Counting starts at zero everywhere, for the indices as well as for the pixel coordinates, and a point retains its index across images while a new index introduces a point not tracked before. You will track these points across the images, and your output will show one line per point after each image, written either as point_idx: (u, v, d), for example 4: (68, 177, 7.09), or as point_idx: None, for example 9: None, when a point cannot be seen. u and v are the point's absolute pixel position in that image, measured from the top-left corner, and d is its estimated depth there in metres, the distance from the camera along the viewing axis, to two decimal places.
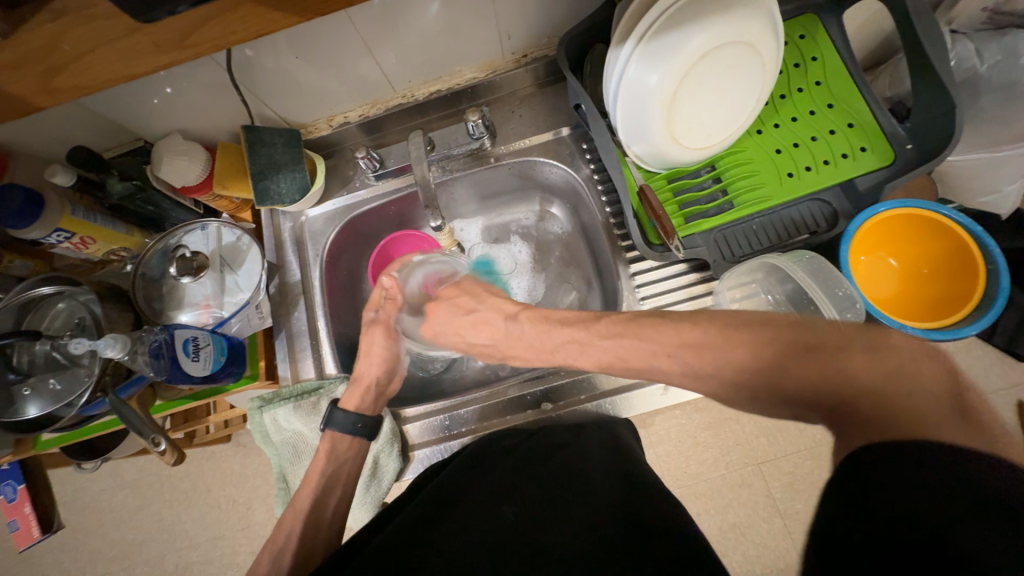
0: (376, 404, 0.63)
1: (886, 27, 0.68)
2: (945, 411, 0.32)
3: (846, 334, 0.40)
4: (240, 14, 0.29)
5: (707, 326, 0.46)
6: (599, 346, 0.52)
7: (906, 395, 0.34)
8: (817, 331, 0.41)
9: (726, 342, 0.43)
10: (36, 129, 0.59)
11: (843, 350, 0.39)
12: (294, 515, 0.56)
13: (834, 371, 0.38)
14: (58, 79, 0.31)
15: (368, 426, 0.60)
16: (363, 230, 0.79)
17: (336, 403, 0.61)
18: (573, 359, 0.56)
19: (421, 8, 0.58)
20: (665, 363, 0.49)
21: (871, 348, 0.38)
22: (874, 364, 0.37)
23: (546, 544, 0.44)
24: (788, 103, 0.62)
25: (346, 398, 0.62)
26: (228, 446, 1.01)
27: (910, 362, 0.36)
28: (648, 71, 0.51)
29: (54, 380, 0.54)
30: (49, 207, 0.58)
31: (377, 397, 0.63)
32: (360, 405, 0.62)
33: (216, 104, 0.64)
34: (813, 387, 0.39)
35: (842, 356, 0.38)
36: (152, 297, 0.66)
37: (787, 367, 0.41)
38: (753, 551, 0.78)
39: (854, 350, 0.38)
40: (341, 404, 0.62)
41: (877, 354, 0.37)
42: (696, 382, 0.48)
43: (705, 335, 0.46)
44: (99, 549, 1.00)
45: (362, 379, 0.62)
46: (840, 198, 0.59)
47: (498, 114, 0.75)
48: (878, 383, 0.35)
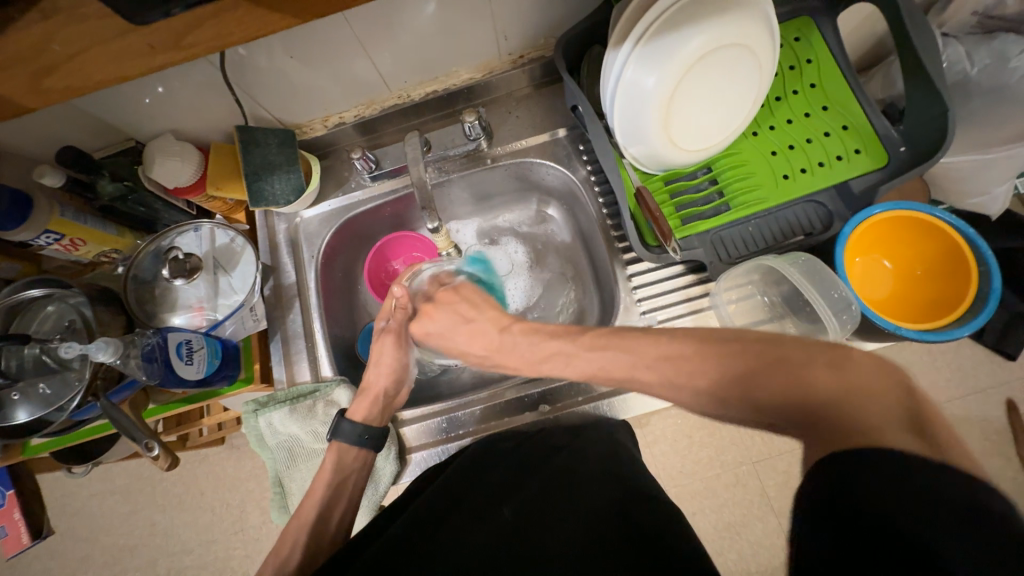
0: (384, 414, 0.63)
1: (878, 30, 0.69)
2: (904, 427, 0.31)
3: (809, 350, 0.37)
4: (236, 16, 0.29)
5: (680, 340, 0.45)
6: (585, 358, 0.52)
7: (868, 411, 0.32)
8: (782, 342, 0.39)
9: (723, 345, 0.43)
10: (23, 129, 0.58)
11: (804, 364, 0.36)
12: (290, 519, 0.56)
13: (797, 383, 0.36)
14: (48, 81, 0.30)
15: (367, 432, 0.59)
16: (358, 231, 0.79)
17: (344, 414, 0.61)
18: (558, 371, 0.56)
19: (416, 9, 0.58)
20: (644, 375, 0.47)
21: (829, 363, 0.36)
22: (834, 378, 0.35)
23: (546, 547, 0.44)
24: (783, 106, 0.63)
25: (355, 406, 0.62)
26: (222, 449, 1.00)
27: (867, 373, 0.34)
28: (644, 74, 0.51)
29: (43, 384, 0.53)
30: (38, 208, 0.57)
31: (385, 408, 0.63)
32: (367, 416, 0.61)
33: (209, 104, 0.64)
34: (778, 399, 0.36)
35: (808, 370, 0.36)
36: (144, 299, 0.65)
37: (753, 377, 0.38)
38: (748, 550, 0.79)
39: (815, 364, 0.36)
40: (348, 416, 0.61)
41: (837, 367, 0.35)
42: (674, 396, 0.45)
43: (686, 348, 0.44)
44: (89, 555, 0.99)
45: (372, 389, 0.62)
46: (835, 200, 0.60)
47: (495, 115, 0.74)
48: (840, 398, 0.34)
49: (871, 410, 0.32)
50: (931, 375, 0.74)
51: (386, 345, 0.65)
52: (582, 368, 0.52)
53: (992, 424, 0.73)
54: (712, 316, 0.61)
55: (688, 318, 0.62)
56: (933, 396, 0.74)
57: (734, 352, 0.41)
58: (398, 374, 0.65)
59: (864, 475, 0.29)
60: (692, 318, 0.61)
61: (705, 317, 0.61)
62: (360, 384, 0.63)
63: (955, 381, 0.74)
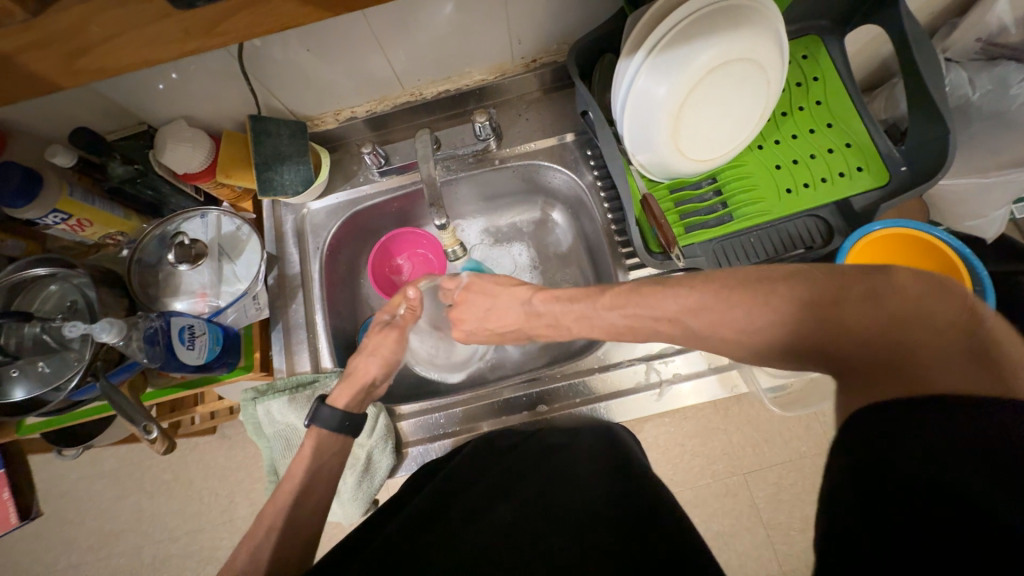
0: (365, 401, 0.63)
1: (883, 52, 0.70)
2: (950, 343, 0.34)
3: (844, 282, 0.41)
4: (272, 6, 0.30)
5: (702, 289, 0.49)
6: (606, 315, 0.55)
7: (914, 336, 0.36)
8: (813, 283, 0.43)
9: None
10: (38, 107, 0.58)
11: (839, 306, 0.40)
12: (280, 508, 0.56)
13: (835, 322, 0.40)
14: (83, 61, 0.31)
15: (350, 419, 0.59)
16: (364, 225, 0.79)
17: (326, 398, 0.61)
18: None
19: (434, 9, 0.58)
20: (665, 327, 0.52)
21: (863, 299, 0.39)
22: (869, 308, 0.39)
23: (551, 542, 0.44)
24: (789, 121, 0.64)
25: (338, 391, 0.62)
26: (212, 438, 0.99)
27: (895, 297, 0.38)
28: (656, 83, 0.52)
29: (42, 363, 0.53)
30: (48, 187, 0.57)
31: (367, 396, 0.63)
32: (348, 403, 0.61)
33: (222, 92, 0.64)
34: (827, 341, 0.41)
35: (841, 305, 0.40)
36: (147, 283, 0.65)
37: (798, 327, 0.43)
38: (735, 561, 0.79)
39: (846, 303, 0.40)
40: (327, 400, 0.61)
41: (875, 297, 0.39)
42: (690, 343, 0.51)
43: (703, 297, 0.48)
44: (74, 539, 0.98)
45: (362, 380, 0.62)
46: (835, 215, 0.61)
47: (505, 116, 0.75)
48: (882, 328, 0.37)
49: (915, 337, 0.36)
50: None
51: (381, 338, 0.65)
52: (605, 325, 0.56)
53: None
54: None
55: None
56: None
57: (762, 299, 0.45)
58: (388, 364, 0.65)
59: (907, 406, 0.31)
60: None
61: None
62: (348, 369, 0.63)
63: None
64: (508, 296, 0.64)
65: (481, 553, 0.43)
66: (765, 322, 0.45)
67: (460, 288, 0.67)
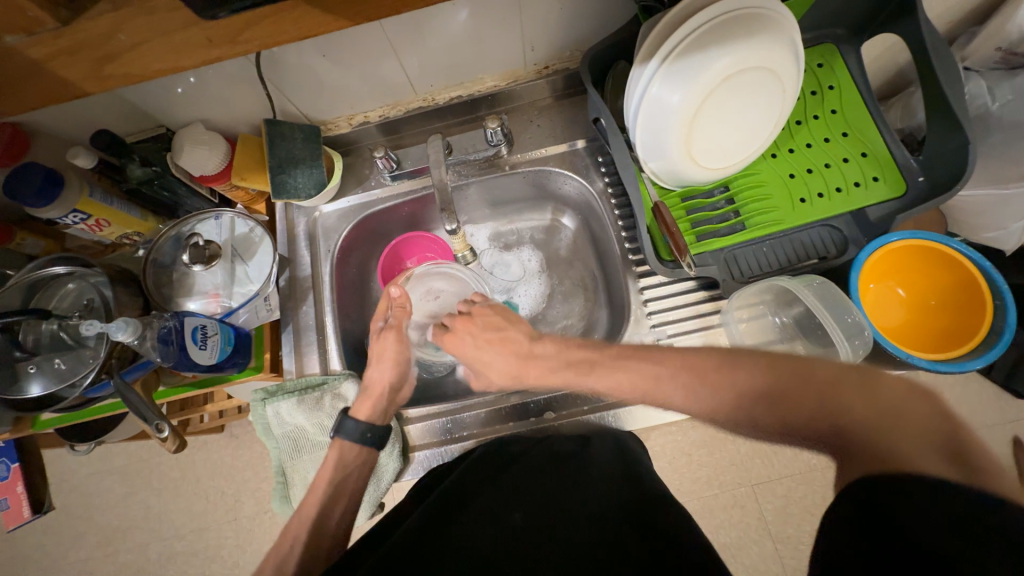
0: (388, 410, 0.63)
1: (900, 60, 0.70)
2: (934, 443, 0.35)
3: (839, 369, 0.41)
4: (294, 15, 0.31)
5: (712, 351, 0.48)
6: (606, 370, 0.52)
7: (902, 429, 0.36)
8: (808, 364, 0.43)
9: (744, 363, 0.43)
10: (61, 111, 0.60)
11: (837, 392, 0.40)
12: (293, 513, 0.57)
13: (829, 407, 0.40)
14: (111, 67, 0.32)
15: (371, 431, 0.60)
16: (375, 228, 0.80)
17: (348, 412, 0.61)
18: (568, 378, 0.56)
19: (449, 16, 0.59)
20: (673, 364, 0.49)
21: (859, 385, 0.40)
22: (866, 397, 0.39)
23: (562, 554, 0.44)
24: (803, 130, 0.63)
25: (357, 406, 0.62)
26: (220, 436, 1.00)
27: (886, 393, 0.39)
28: (669, 91, 0.52)
29: (59, 360, 0.54)
30: (68, 188, 0.59)
31: (389, 404, 0.63)
32: (372, 414, 0.61)
33: (239, 96, 0.65)
34: (812, 417, 0.40)
35: (839, 388, 0.40)
36: (162, 283, 0.66)
37: (793, 396, 0.42)
38: (742, 574, 0.78)
39: (845, 386, 0.40)
40: (354, 415, 0.61)
41: (868, 388, 0.39)
42: (702, 391, 0.46)
43: (713, 358, 0.47)
44: (83, 534, 0.99)
45: (375, 389, 0.62)
46: (849, 225, 0.61)
47: (516, 122, 0.75)
48: (874, 418, 0.38)
49: (904, 430, 0.36)
50: None
51: (389, 344, 0.64)
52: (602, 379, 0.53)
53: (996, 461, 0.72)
54: (723, 334, 0.61)
55: (697, 332, 0.62)
56: None
57: (768, 368, 0.44)
58: (400, 368, 0.64)
59: (901, 503, 0.31)
60: (701, 335, 0.62)
61: (716, 334, 0.61)
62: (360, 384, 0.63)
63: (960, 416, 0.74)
64: (515, 327, 0.60)
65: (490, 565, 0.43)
66: (754, 389, 0.43)
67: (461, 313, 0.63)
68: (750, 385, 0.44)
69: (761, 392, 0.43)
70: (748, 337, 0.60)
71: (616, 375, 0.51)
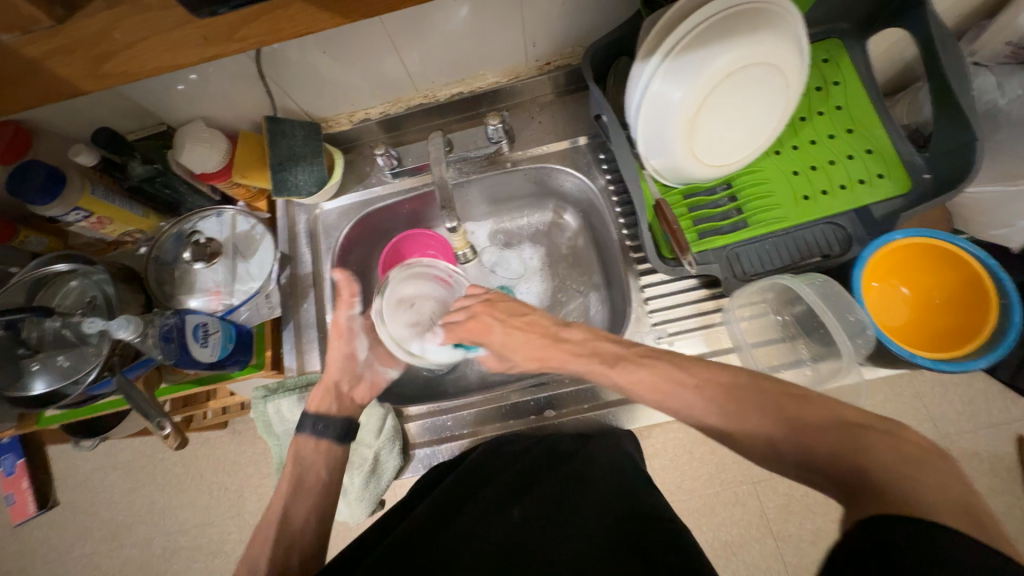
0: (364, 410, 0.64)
1: (907, 56, 0.69)
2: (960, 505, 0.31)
3: (868, 415, 0.38)
4: (290, 13, 0.31)
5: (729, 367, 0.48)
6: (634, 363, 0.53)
7: (922, 480, 0.32)
8: (834, 404, 0.40)
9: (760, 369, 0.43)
10: (63, 108, 0.60)
11: (855, 437, 0.36)
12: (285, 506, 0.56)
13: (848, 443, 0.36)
14: (108, 66, 0.32)
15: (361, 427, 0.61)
16: (376, 226, 0.80)
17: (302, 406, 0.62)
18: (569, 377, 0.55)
19: (449, 12, 0.58)
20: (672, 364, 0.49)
21: (884, 432, 0.36)
22: (890, 445, 0.35)
23: (562, 552, 0.43)
24: (808, 126, 0.63)
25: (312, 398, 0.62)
26: (223, 433, 1.01)
27: (914, 448, 0.35)
28: (672, 87, 0.51)
29: (62, 357, 0.54)
30: (70, 185, 0.59)
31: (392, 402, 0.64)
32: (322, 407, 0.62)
33: (239, 93, 0.65)
34: (829, 461, 0.37)
35: (863, 433, 0.37)
36: (164, 280, 0.66)
37: (814, 437, 0.38)
38: (743, 571, 0.78)
39: (868, 429, 0.37)
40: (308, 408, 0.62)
41: (892, 436, 0.36)
42: (718, 393, 0.46)
43: (725, 382, 0.46)
44: (88, 529, 1.00)
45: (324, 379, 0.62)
46: (855, 223, 0.60)
47: (517, 119, 0.75)
48: (895, 466, 0.33)
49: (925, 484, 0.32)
50: (940, 407, 0.74)
51: (332, 347, 0.65)
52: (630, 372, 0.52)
53: (1001, 460, 0.71)
54: (724, 333, 0.61)
55: (700, 332, 0.61)
56: (941, 428, 0.73)
57: (791, 402, 0.41)
58: (348, 362, 0.64)
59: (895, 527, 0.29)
60: (703, 333, 0.61)
61: (718, 333, 0.61)
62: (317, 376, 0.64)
63: (964, 414, 0.73)
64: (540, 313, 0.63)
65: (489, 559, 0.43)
66: (760, 413, 0.42)
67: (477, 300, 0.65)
68: (767, 415, 0.41)
69: (780, 425, 0.40)
70: (749, 337, 0.60)
71: (641, 372, 0.51)
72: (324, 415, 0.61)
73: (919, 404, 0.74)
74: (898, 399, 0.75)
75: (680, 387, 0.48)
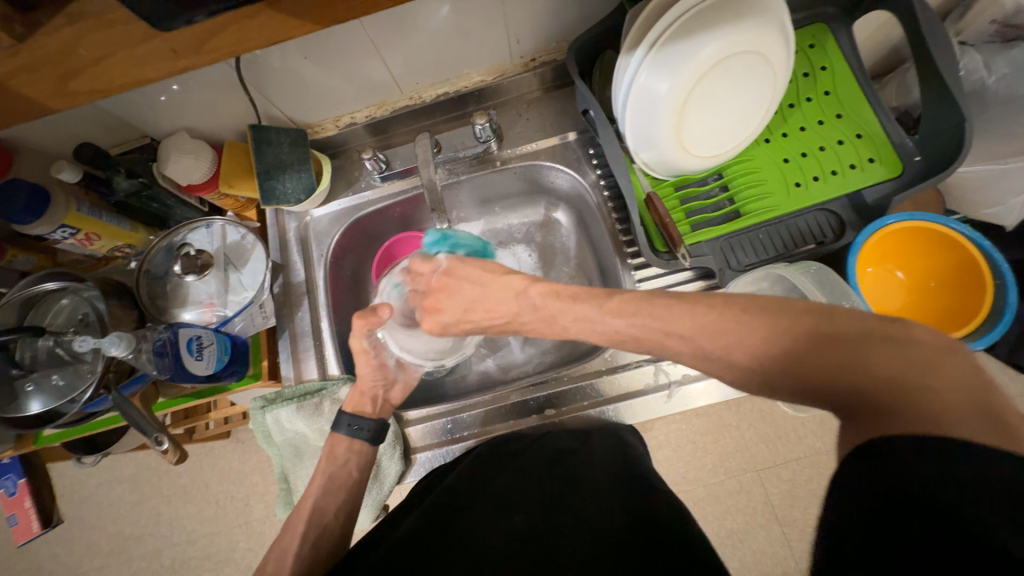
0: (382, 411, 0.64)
1: (894, 37, 0.68)
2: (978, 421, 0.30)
3: (865, 323, 0.36)
4: (258, 22, 0.32)
5: (722, 308, 0.42)
6: (609, 322, 0.49)
7: (936, 400, 0.31)
8: (835, 316, 0.38)
9: (755, 325, 0.40)
10: (43, 123, 0.59)
11: (862, 356, 0.35)
12: (300, 512, 0.59)
13: (854, 363, 0.35)
14: (75, 83, 0.33)
15: (358, 422, 0.61)
16: (368, 231, 0.79)
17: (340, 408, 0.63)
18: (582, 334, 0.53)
19: (430, 11, 0.58)
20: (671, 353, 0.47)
21: (888, 342, 0.35)
22: (895, 356, 0.34)
23: (560, 552, 0.43)
24: (796, 113, 0.62)
25: (349, 401, 0.63)
26: (226, 442, 1.01)
27: (926, 361, 0.33)
28: (657, 80, 0.51)
29: (56, 376, 0.54)
30: (54, 202, 0.58)
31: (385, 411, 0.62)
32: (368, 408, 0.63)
33: (223, 102, 0.64)
34: (840, 385, 0.35)
35: (866, 347, 0.35)
36: (155, 294, 0.65)
37: (807, 359, 0.37)
38: (750, 558, 0.78)
39: (872, 345, 0.35)
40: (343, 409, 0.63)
41: (896, 344, 0.35)
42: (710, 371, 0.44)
43: (718, 313, 0.42)
44: (96, 543, 1.00)
45: (360, 388, 0.62)
46: (847, 209, 0.59)
47: (505, 117, 0.74)
48: (902, 379, 0.33)
49: (939, 399, 0.31)
50: None
51: (359, 364, 0.62)
52: (603, 331, 0.50)
53: None
54: None
55: None
56: None
57: (786, 334, 0.38)
58: (379, 371, 0.62)
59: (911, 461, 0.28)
60: None
61: None
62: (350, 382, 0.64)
63: None
64: (499, 285, 0.56)
65: (492, 564, 0.43)
66: (759, 345, 0.40)
67: (439, 271, 0.59)
68: (758, 345, 0.40)
69: (771, 354, 0.39)
70: None
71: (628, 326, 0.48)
72: (358, 415, 0.61)
73: None
74: None
75: (664, 345, 0.46)
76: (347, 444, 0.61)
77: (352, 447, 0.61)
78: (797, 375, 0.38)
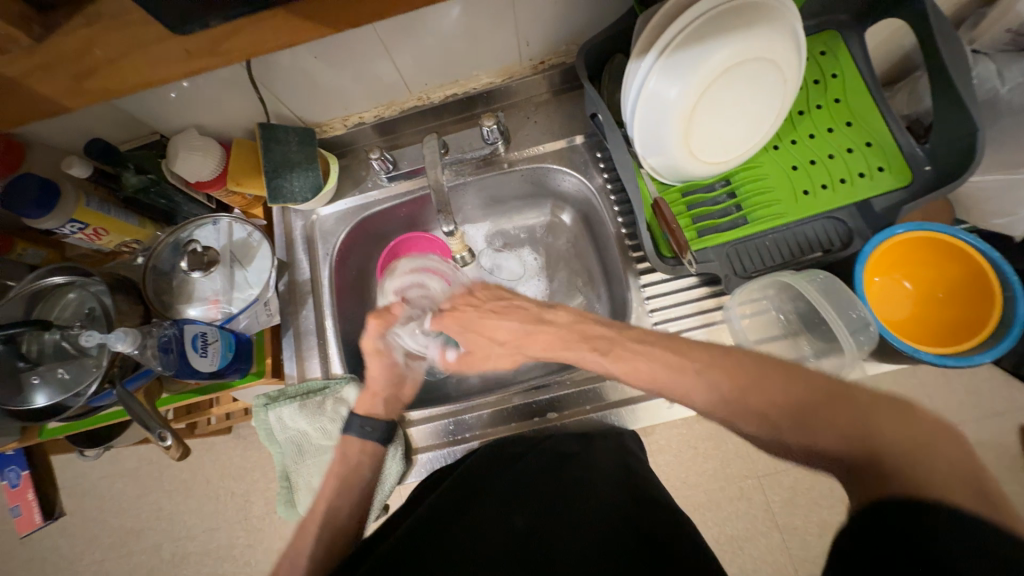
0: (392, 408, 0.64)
1: (906, 45, 0.68)
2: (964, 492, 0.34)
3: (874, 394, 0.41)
4: (272, 24, 0.32)
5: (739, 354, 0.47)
6: (630, 347, 0.52)
7: (930, 471, 0.35)
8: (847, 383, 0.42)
9: (775, 376, 0.44)
10: (55, 118, 0.59)
11: (869, 423, 0.39)
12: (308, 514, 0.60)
13: (862, 428, 0.39)
14: (89, 83, 0.34)
15: (372, 425, 0.61)
16: (373, 230, 0.79)
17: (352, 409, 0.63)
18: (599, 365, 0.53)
19: (441, 14, 0.58)
20: None
21: (895, 415, 0.39)
22: (899, 428, 0.38)
23: (565, 558, 0.43)
24: (806, 120, 0.62)
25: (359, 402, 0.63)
26: (228, 438, 1.01)
27: (924, 438, 0.38)
28: (667, 85, 0.51)
29: (62, 369, 0.55)
30: (64, 197, 0.59)
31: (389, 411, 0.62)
32: (373, 410, 0.62)
33: (232, 100, 0.64)
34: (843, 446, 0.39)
35: (871, 413, 0.40)
36: (162, 290, 0.66)
37: (821, 417, 0.41)
38: (750, 565, 0.78)
39: (879, 414, 0.40)
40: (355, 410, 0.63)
41: (900, 417, 0.39)
42: None
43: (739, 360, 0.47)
44: (97, 535, 1.00)
45: (370, 388, 0.62)
46: (855, 217, 0.59)
47: (513, 119, 0.74)
48: (903, 448, 0.37)
49: (930, 472, 0.35)
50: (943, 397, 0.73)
51: (371, 363, 0.63)
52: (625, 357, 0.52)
53: (1006, 449, 0.71)
54: (725, 330, 0.60)
55: (702, 331, 0.61)
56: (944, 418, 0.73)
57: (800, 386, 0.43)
58: (391, 370, 0.64)
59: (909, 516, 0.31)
60: (704, 332, 0.61)
61: (718, 331, 0.61)
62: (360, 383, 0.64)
63: (968, 405, 0.73)
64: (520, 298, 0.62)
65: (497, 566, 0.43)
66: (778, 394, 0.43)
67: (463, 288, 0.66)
68: (772, 391, 0.43)
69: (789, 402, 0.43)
70: (751, 333, 0.59)
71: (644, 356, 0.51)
72: (370, 417, 0.61)
73: (922, 395, 0.73)
74: (901, 390, 0.74)
75: None
76: (359, 446, 0.61)
77: (365, 449, 0.61)
78: (809, 428, 0.41)
